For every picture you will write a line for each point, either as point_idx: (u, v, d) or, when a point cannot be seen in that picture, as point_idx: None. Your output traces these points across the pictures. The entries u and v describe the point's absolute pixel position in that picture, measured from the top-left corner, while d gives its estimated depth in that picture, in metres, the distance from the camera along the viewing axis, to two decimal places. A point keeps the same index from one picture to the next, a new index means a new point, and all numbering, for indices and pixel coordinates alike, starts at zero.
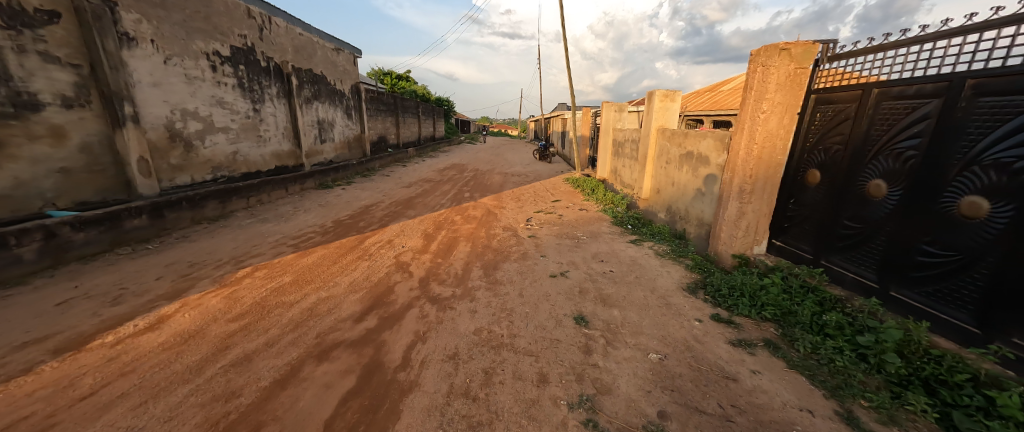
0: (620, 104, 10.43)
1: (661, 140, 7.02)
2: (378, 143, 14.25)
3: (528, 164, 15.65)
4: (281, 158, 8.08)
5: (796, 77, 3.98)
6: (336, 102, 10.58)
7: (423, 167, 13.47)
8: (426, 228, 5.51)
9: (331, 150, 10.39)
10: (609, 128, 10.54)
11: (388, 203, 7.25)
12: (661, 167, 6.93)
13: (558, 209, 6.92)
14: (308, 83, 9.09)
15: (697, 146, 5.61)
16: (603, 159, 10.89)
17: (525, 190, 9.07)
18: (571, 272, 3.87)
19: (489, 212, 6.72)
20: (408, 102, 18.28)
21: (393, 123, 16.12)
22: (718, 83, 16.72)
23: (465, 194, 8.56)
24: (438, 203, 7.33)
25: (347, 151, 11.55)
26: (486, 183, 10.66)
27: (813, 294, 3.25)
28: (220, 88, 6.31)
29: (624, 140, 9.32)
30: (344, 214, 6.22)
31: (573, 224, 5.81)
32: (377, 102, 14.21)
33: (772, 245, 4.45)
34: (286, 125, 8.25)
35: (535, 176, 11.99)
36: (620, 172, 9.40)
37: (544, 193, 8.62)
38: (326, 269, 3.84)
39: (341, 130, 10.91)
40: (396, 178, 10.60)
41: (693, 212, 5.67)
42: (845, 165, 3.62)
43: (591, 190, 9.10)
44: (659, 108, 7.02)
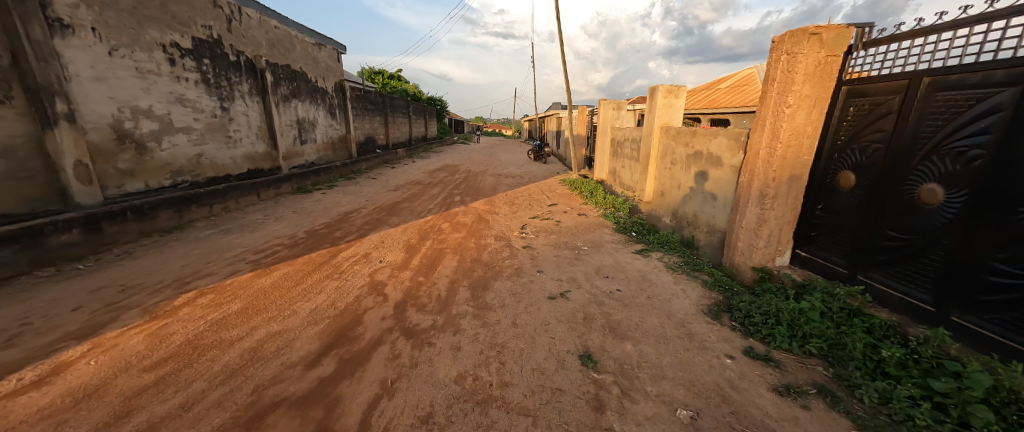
0: (618, 102, 9.94)
1: (665, 139, 6.54)
2: (365, 144, 13.60)
3: (522, 165, 15.10)
4: (255, 161, 7.46)
5: (826, 67, 3.49)
6: (317, 100, 9.93)
7: (413, 169, 12.87)
8: (409, 238, 4.95)
9: (312, 152, 9.75)
10: (607, 127, 10.02)
11: (370, 208, 6.68)
12: (665, 169, 6.42)
13: (555, 214, 6.39)
14: (285, 80, 8.46)
15: (707, 145, 5.11)
16: (601, 160, 10.38)
17: (519, 193, 8.53)
18: (573, 292, 3.34)
19: (480, 218, 6.16)
20: (398, 101, 17.64)
21: (382, 123, 15.47)
22: (715, 81, 16.30)
23: (455, 198, 8.00)
24: (425, 209, 6.76)
25: (331, 152, 10.91)
26: (478, 185, 10.09)
27: (858, 319, 2.75)
28: (181, 83, 5.71)
29: (623, 140, 8.80)
30: (320, 222, 5.64)
31: (572, 233, 5.28)
32: (364, 101, 13.59)
33: (796, 256, 3.97)
34: (260, 124, 7.62)
35: (530, 178, 11.45)
36: (619, 173, 8.89)
37: (540, 197, 8.09)
38: (284, 291, 3.26)
39: (324, 130, 10.30)
40: (382, 181, 10.00)
41: (703, 218, 5.17)
42: (886, 167, 3.15)
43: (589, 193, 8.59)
44: (663, 105, 6.54)
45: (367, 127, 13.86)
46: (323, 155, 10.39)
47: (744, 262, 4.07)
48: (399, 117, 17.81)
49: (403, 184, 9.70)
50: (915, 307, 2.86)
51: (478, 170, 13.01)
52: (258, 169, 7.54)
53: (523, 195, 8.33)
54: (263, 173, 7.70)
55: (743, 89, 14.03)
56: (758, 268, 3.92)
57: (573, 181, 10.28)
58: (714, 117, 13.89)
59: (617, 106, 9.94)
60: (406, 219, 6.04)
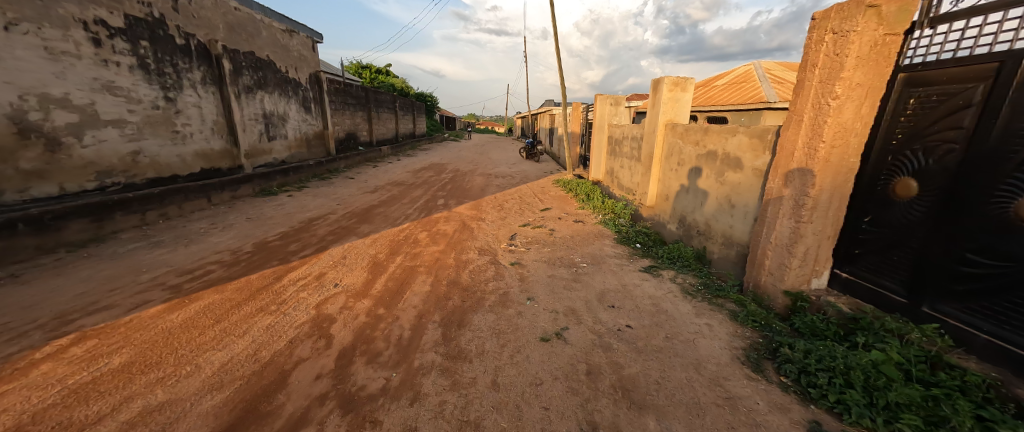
0: (616, 97, 9.27)
1: (670, 137, 5.87)
2: (345, 141, 12.72)
3: (513, 164, 14.38)
4: (209, 159, 6.62)
5: (884, 49, 2.82)
6: (288, 93, 9.06)
7: (397, 168, 12.05)
8: (377, 252, 4.21)
9: (282, 149, 8.89)
10: (603, 125, 9.35)
11: (339, 214, 5.90)
12: (671, 170, 5.76)
13: (548, 221, 5.69)
14: (248, 68, 7.60)
15: (724, 145, 4.45)
16: (598, 160, 9.70)
17: (510, 196, 7.81)
18: (571, 330, 2.66)
19: (464, 226, 5.43)
20: (383, 96, 16.72)
21: (365, 119, 14.58)
22: (711, 78, 15.75)
23: (438, 201, 7.25)
24: (402, 215, 6.01)
25: (306, 150, 10.05)
26: (466, 186, 9.33)
27: (946, 376, 2.09)
28: (108, 68, 4.88)
29: (622, 138, 8.13)
30: (276, 232, 4.85)
31: (568, 244, 4.59)
32: (344, 95, 12.70)
33: (836, 277, 3.34)
34: (216, 118, 6.78)
35: (522, 178, 10.73)
36: (618, 175, 8.21)
37: (532, 200, 7.37)
38: (195, 332, 2.51)
39: (296, 125, 9.44)
40: (360, 182, 9.18)
41: (718, 228, 4.51)
42: (964, 173, 2.50)
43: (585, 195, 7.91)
44: (668, 99, 5.87)
45: (348, 122, 12.97)
46: (296, 153, 9.52)
47: (773, 284, 3.41)
48: (384, 113, 16.92)
49: (383, 185, 8.91)
50: (1013, 356, 2.26)
51: (466, 170, 12.24)
52: (213, 168, 6.69)
53: (513, 198, 7.61)
54: (220, 173, 6.85)
55: (740, 87, 13.50)
56: (791, 292, 3.26)
57: (567, 182, 9.57)
58: (710, 115, 13.35)
59: (615, 102, 9.25)
60: (379, 227, 5.30)
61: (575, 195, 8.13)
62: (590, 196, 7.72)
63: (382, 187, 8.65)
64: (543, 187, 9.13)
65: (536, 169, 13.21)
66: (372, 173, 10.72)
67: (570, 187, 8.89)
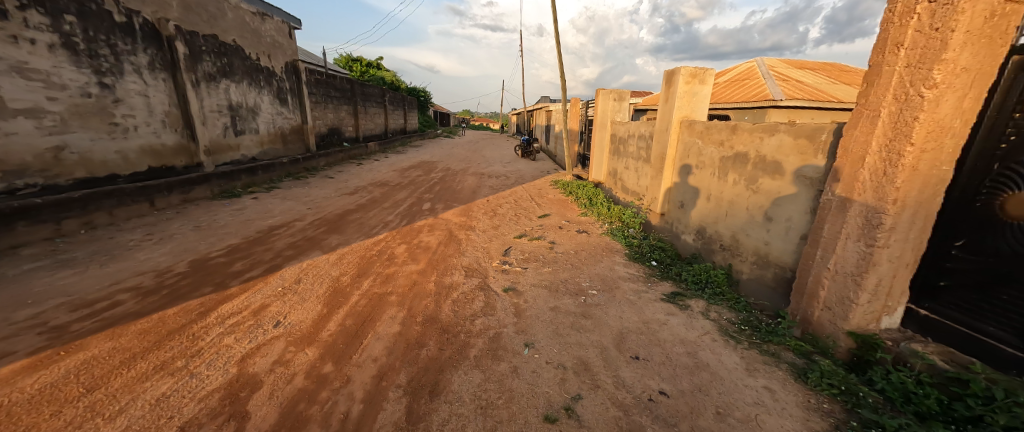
0: (619, 92, 8.57)
1: (686, 136, 5.18)
2: (328, 136, 11.85)
3: (507, 163, 13.62)
4: (159, 156, 5.79)
5: (1000, 22, 2.11)
6: (258, 82, 8.20)
7: (383, 166, 11.22)
8: (340, 274, 3.44)
9: (252, 145, 8.03)
10: (606, 123, 8.62)
11: (307, 221, 5.12)
12: (688, 174, 5.04)
13: (548, 232, 4.95)
14: (209, 53, 6.75)
15: (758, 146, 3.74)
16: (599, 161, 8.98)
17: (504, 199, 7.05)
18: (585, 401, 1.93)
19: (450, 238, 4.67)
20: (370, 90, 15.82)
21: (351, 113, 13.69)
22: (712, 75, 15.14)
23: (423, 206, 6.47)
24: (380, 223, 5.24)
25: (281, 146, 9.18)
26: (456, 187, 8.55)
27: None
28: (18, 45, 4.08)
29: (628, 138, 7.41)
30: (223, 245, 4.06)
31: (573, 263, 3.86)
32: (327, 87, 11.82)
33: (912, 315, 2.66)
34: (169, 109, 5.94)
35: (517, 179, 9.97)
36: (624, 178, 7.49)
37: (528, 205, 6.63)
38: (45, 413, 1.74)
39: (268, 119, 8.59)
40: (340, 182, 8.35)
41: (750, 244, 3.81)
42: None
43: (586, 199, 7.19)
44: (684, 93, 5.17)
45: (331, 117, 12.08)
46: (269, 149, 8.66)
47: (832, 322, 2.71)
48: (372, 107, 16.02)
49: (364, 186, 8.10)
50: None
51: (458, 169, 11.45)
52: (163, 166, 5.84)
53: (508, 202, 6.86)
54: (172, 171, 6.00)
55: (742, 84, 12.91)
56: (859, 334, 2.56)
57: (566, 184, 8.80)
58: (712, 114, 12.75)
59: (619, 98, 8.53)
60: (351, 238, 4.53)
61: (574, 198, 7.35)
62: (592, 200, 6.97)
63: (363, 188, 7.84)
64: (540, 189, 8.37)
65: (532, 168, 12.46)
66: (354, 171, 9.87)
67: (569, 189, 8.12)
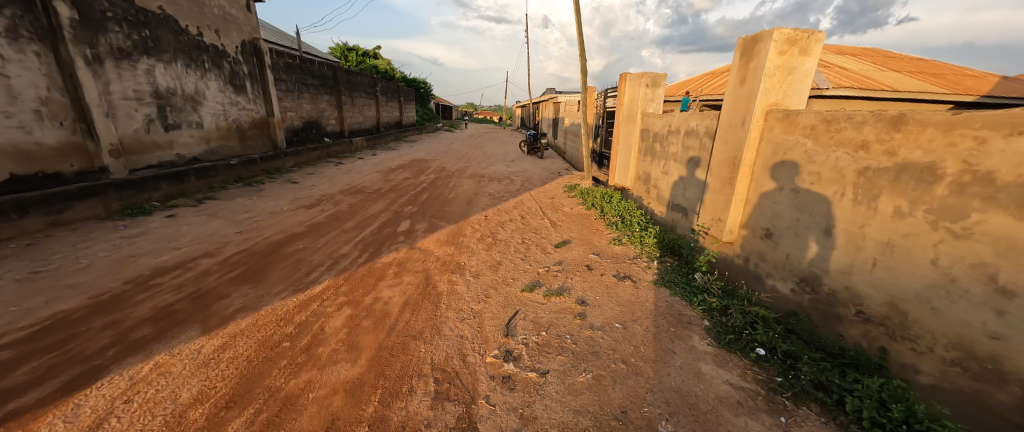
0: (654, 75, 6.77)
1: (777, 132, 3.49)
2: (304, 131, 10.21)
3: (510, 161, 11.94)
4: (29, 159, 4.20)
5: None
6: (200, 63, 6.59)
7: (366, 167, 9.57)
8: (191, 398, 1.83)
9: (192, 142, 6.44)
10: (637, 115, 6.85)
11: (219, 259, 3.51)
12: (786, 192, 3.35)
13: (573, 278, 3.30)
14: (118, 22, 5.15)
15: (969, 154, 2.09)
16: (626, 163, 7.24)
17: (506, 216, 5.38)
18: None
19: (423, 291, 3.04)
20: (358, 78, 14.11)
21: (333, 105, 12.03)
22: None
23: (398, 225, 4.86)
24: (328, 259, 3.63)
25: (237, 143, 7.57)
26: (448, 195, 6.91)
27: None
28: None
29: (670, 135, 5.69)
30: (42, 317, 2.46)
31: (628, 359, 2.21)
32: (302, 73, 10.14)
33: None
34: (48, 94, 4.36)
35: (523, 183, 8.30)
36: (663, 187, 5.79)
37: (541, 225, 5.01)
38: None
39: (216, 109, 6.96)
40: (305, 188, 6.75)
41: (951, 328, 2.14)
42: None
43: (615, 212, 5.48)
44: (772, 70, 3.50)
45: (307, 109, 10.42)
46: (218, 148, 7.06)
47: None
48: (360, 98, 14.33)
49: (333, 194, 6.50)
50: None
51: (453, 169, 9.81)
52: (38, 174, 4.28)
53: (512, 220, 5.21)
54: (55, 179, 4.44)
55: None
56: None
57: (588, 190, 7.00)
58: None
59: (654, 83, 6.72)
60: (268, 291, 2.92)
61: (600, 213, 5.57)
62: (625, 217, 5.18)
63: (330, 197, 6.25)
64: (553, 199, 6.70)
65: (539, 168, 10.78)
66: (328, 173, 8.26)
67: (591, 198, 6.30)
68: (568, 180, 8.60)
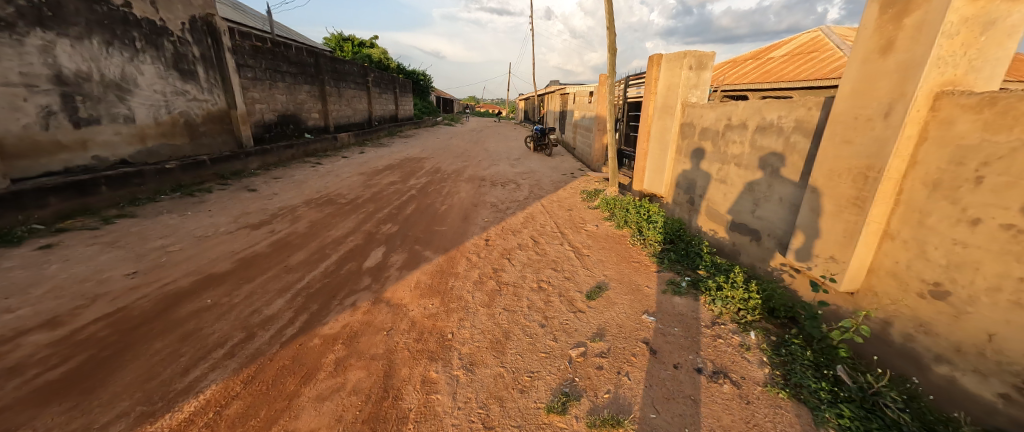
0: (703, 55, 5.29)
1: (962, 129, 2.13)
2: (278, 127, 8.90)
3: (515, 160, 10.57)
4: None
5: None
6: (128, 42, 5.28)
7: (348, 168, 8.27)
8: None
9: (118, 141, 5.15)
10: (676, 107, 5.45)
11: (59, 335, 2.22)
12: (987, 229, 2.02)
13: (632, 377, 1.98)
14: None
15: None
16: (660, 165, 5.87)
17: (512, 240, 4.06)
18: None
19: (373, 414, 1.73)
20: (344, 67, 12.70)
21: (314, 96, 10.66)
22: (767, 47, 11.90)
23: (366, 257, 3.56)
24: (237, 330, 2.32)
25: (186, 142, 6.28)
26: (439, 206, 5.58)
27: None
28: None
29: (728, 131, 4.32)
30: None
31: None
32: (274, 60, 8.79)
33: None
34: None
35: (531, 188, 6.94)
36: (719, 199, 4.43)
37: (560, 255, 3.68)
38: None
39: (154, 100, 5.66)
40: (263, 197, 5.46)
41: None
42: None
43: (660, 234, 4.07)
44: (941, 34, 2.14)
45: (281, 101, 9.07)
46: (158, 148, 5.77)
47: None
48: (347, 90, 12.94)
49: (296, 205, 5.21)
50: None
51: (449, 170, 8.47)
52: None
53: (521, 247, 3.88)
54: None
55: (811, 56, 9.78)
56: None
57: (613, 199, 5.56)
58: (764, 97, 9.45)
59: (700, 65, 5.29)
60: (87, 423, 1.62)
61: (637, 236, 4.17)
62: (676, 244, 3.79)
63: (291, 210, 4.96)
64: (570, 212, 5.34)
65: (548, 168, 9.42)
66: (300, 177, 6.95)
67: (620, 213, 4.88)
68: (585, 184, 7.24)
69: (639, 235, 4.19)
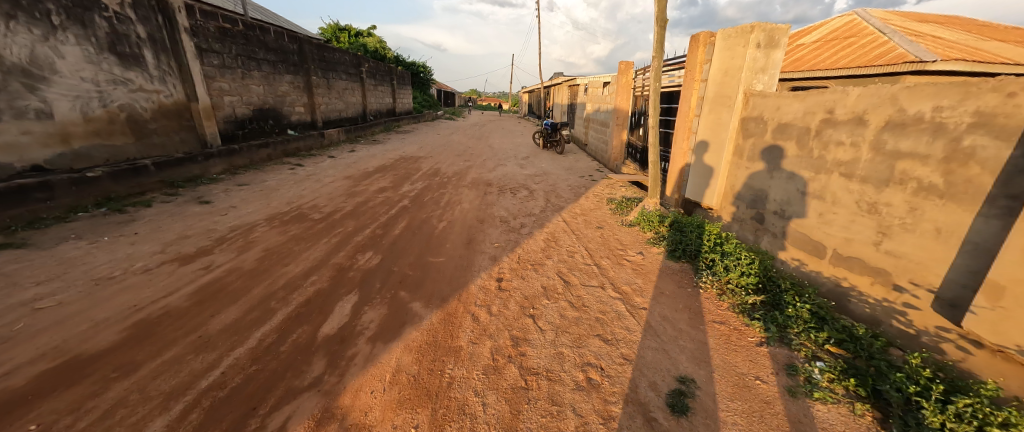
0: (775, 27, 4.07)
1: None
2: (253, 123, 7.80)
3: (523, 159, 9.43)
4: None
5: None
6: (40, 16, 4.16)
7: (333, 171, 7.17)
8: None
9: (27, 142, 4.08)
10: (736, 97, 4.29)
11: None
12: None
13: None
14: None
15: None
16: (709, 170, 4.74)
17: (534, 281, 2.96)
18: None
19: None
20: (333, 56, 11.50)
21: (298, 88, 9.51)
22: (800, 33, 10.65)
23: (328, 314, 2.47)
24: None
25: (129, 142, 5.20)
26: (436, 222, 4.48)
27: None
28: None
29: (825, 128, 3.18)
30: None
31: None
32: (248, 45, 7.64)
33: None
34: None
35: (547, 196, 5.83)
36: (811, 221, 3.30)
37: (605, 309, 2.57)
38: None
39: (79, 90, 4.57)
40: (217, 212, 4.37)
41: None
42: None
43: (741, 271, 2.87)
44: None
45: (257, 93, 7.94)
46: (88, 150, 4.69)
47: None
48: (337, 81, 11.77)
49: (256, 223, 4.13)
50: None
51: (449, 173, 7.35)
52: None
53: (547, 294, 2.77)
54: None
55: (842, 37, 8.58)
56: None
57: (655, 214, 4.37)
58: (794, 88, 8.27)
59: (770, 42, 4.08)
60: None
61: (707, 275, 2.99)
62: (774, 292, 2.59)
63: (246, 231, 3.89)
64: (601, 231, 4.23)
65: (562, 169, 8.29)
66: (272, 183, 5.86)
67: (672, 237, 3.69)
68: (610, 191, 6.13)
69: (708, 273, 3.01)
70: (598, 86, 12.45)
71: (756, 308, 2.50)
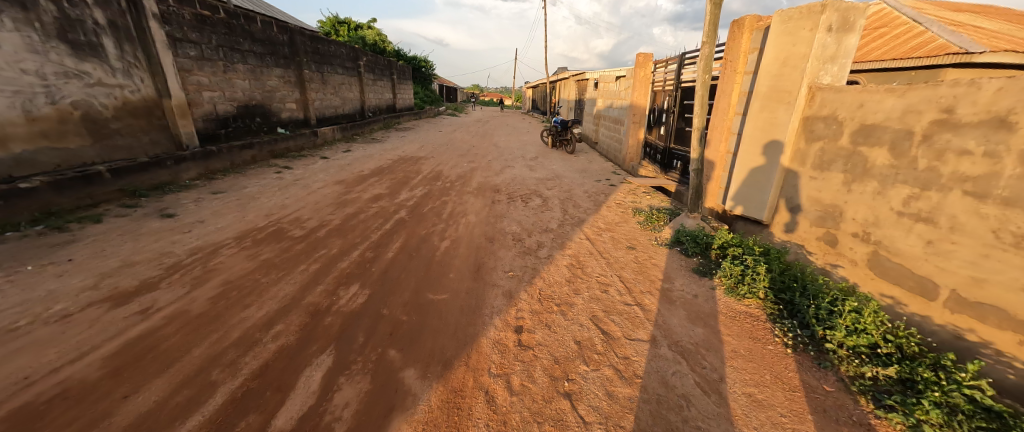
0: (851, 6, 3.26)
1: None
2: (237, 120, 7.12)
3: (532, 160, 8.74)
4: None
5: None
6: None
7: (323, 175, 6.49)
8: None
9: None
10: (796, 90, 3.56)
11: None
12: None
13: None
14: None
15: None
16: (757, 179, 4.00)
17: (563, 332, 2.28)
18: None
19: None
20: (328, 48, 10.78)
21: (289, 83, 8.82)
22: None
23: (288, 391, 1.80)
24: None
25: (87, 144, 4.54)
26: (437, 240, 3.80)
27: None
28: None
29: (939, 133, 2.48)
30: None
31: None
32: (230, 35, 6.95)
33: None
34: None
35: (563, 205, 5.14)
36: (914, 250, 2.60)
37: (667, 382, 1.89)
38: None
39: (20, 84, 3.91)
40: (179, 228, 3.71)
41: None
42: None
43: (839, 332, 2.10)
44: None
45: (242, 88, 7.26)
46: (33, 155, 4.04)
47: None
48: (332, 75, 11.06)
49: (222, 243, 3.46)
50: None
51: (452, 177, 6.67)
52: None
53: (584, 355, 2.08)
54: None
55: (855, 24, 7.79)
56: None
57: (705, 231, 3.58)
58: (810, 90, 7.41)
59: (844, 25, 3.29)
60: None
61: (801, 330, 2.22)
62: (897, 362, 1.89)
63: (210, 255, 3.23)
64: (634, 252, 3.53)
65: (575, 172, 7.59)
66: (253, 190, 5.21)
67: (735, 266, 2.90)
68: (634, 200, 5.42)
69: (803, 328, 2.23)
70: (610, 80, 11.68)
71: (889, 392, 1.78)
